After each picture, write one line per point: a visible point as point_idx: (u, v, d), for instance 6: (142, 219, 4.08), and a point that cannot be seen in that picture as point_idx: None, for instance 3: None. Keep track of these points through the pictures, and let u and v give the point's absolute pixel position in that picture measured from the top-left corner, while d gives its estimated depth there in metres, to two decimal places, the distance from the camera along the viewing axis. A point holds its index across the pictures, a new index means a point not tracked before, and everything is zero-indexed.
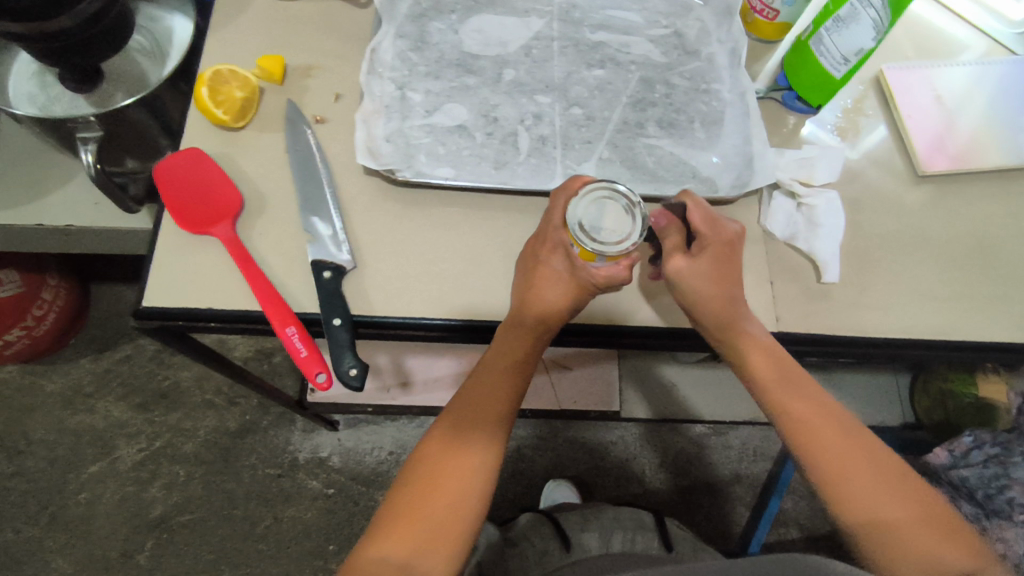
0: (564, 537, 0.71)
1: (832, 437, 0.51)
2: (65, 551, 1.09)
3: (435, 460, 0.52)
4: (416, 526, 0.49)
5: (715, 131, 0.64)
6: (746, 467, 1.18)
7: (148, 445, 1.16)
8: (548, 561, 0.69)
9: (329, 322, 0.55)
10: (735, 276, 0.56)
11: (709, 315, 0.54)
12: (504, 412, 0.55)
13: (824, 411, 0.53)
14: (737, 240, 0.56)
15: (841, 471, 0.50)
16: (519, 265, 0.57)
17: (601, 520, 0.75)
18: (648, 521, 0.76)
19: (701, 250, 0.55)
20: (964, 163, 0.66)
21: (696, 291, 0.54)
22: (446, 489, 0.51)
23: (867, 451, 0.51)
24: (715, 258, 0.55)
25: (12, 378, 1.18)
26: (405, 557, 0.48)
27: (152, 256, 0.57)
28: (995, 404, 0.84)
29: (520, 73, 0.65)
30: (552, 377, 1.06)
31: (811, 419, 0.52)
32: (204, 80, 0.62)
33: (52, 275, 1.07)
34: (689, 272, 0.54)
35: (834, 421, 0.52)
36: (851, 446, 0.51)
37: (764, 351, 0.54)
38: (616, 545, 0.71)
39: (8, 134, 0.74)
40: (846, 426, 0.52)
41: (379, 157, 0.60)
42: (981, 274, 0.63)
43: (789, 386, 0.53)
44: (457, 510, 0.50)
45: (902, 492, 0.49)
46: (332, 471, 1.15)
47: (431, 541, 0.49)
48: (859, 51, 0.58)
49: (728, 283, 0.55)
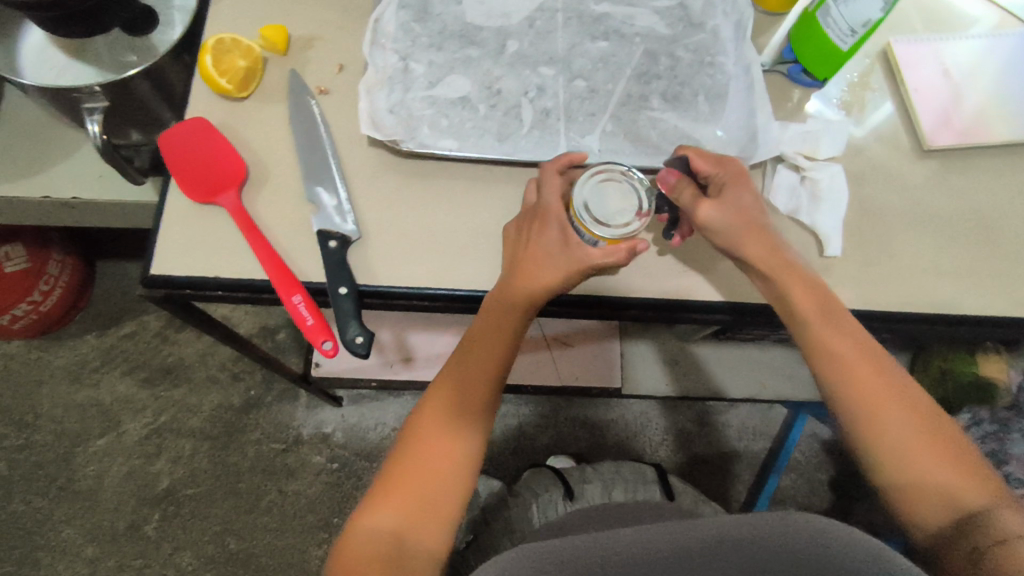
0: (567, 487, 0.72)
1: (861, 377, 0.51)
2: (74, 522, 1.11)
3: (431, 423, 0.53)
4: (410, 490, 0.50)
5: (719, 105, 0.64)
6: (747, 444, 1.19)
7: (154, 420, 1.17)
8: (552, 511, 0.70)
9: (335, 291, 0.55)
10: (760, 208, 0.56)
11: (748, 245, 0.54)
12: (497, 376, 0.55)
13: (865, 360, 0.51)
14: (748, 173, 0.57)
15: (860, 412, 0.50)
16: (508, 245, 0.57)
17: (602, 471, 0.76)
18: (649, 473, 0.76)
19: (721, 188, 0.55)
20: (969, 138, 0.66)
21: (728, 229, 0.54)
22: (439, 452, 0.52)
23: (899, 400, 0.50)
24: (738, 191, 0.55)
25: (19, 352, 1.19)
26: (400, 521, 0.49)
27: (158, 226, 0.58)
28: (995, 383, 0.84)
29: (523, 45, 0.65)
30: (553, 354, 1.06)
31: (849, 367, 0.51)
32: (208, 49, 0.61)
33: (57, 250, 1.08)
34: (718, 211, 0.54)
35: (870, 361, 0.51)
36: (889, 390, 0.50)
37: (799, 294, 0.53)
38: (616, 497, 0.73)
39: (7, 106, 0.74)
40: (882, 374, 0.51)
41: (383, 128, 0.60)
42: (983, 249, 0.63)
43: (829, 332, 0.52)
44: (451, 473, 0.52)
45: (927, 442, 0.49)
46: (336, 446, 1.17)
47: (424, 501, 0.50)
48: (865, 23, 0.58)
49: (754, 213, 0.55)
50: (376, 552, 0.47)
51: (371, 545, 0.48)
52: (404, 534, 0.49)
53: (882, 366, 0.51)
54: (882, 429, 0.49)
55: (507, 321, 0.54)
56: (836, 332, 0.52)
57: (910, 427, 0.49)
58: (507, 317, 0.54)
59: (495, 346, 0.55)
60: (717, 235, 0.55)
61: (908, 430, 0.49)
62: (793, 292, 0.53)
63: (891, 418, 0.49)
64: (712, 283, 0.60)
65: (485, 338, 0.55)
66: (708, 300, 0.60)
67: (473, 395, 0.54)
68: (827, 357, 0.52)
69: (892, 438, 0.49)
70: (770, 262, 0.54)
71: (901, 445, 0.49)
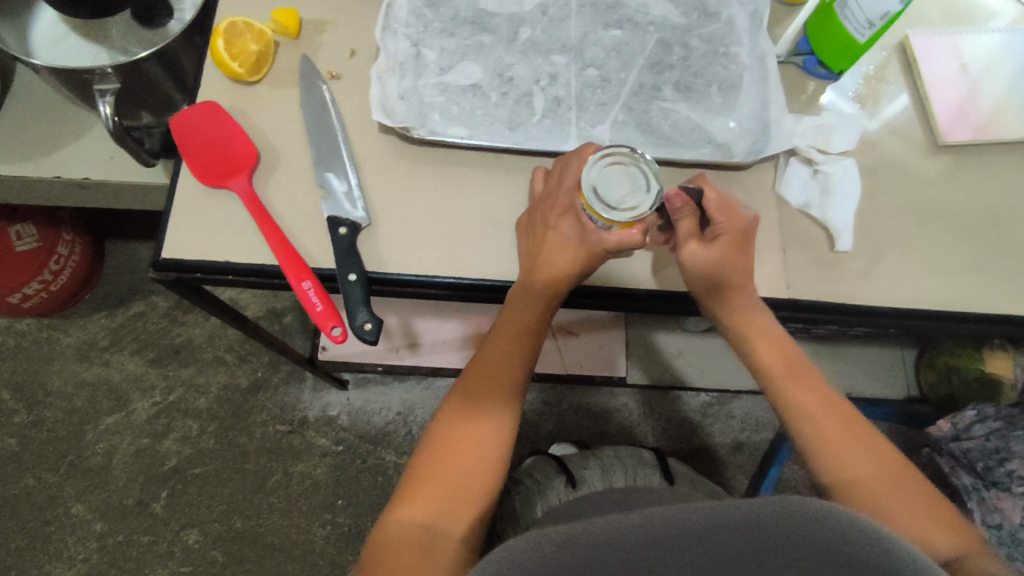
0: (568, 473, 0.73)
1: (824, 427, 0.54)
2: (83, 498, 1.13)
3: (454, 426, 0.54)
4: (437, 486, 0.51)
5: (732, 95, 0.63)
6: (749, 435, 1.20)
7: (162, 399, 1.19)
8: (554, 497, 0.71)
9: (344, 278, 0.56)
10: (746, 264, 0.57)
11: (722, 294, 0.56)
12: (518, 382, 0.57)
13: (823, 406, 0.55)
14: (752, 229, 0.57)
15: (830, 456, 0.52)
16: (520, 237, 0.58)
17: (602, 458, 0.77)
18: (648, 458, 0.77)
19: (717, 236, 0.56)
20: (984, 134, 0.65)
21: (702, 276, 0.55)
22: (464, 450, 0.52)
23: (859, 439, 0.53)
24: (732, 240, 0.56)
25: (30, 330, 1.20)
26: (429, 514, 0.49)
27: (169, 209, 0.58)
28: (1000, 379, 0.86)
29: (536, 32, 0.64)
30: (559, 343, 1.07)
31: (803, 413, 0.55)
32: (220, 32, 0.61)
33: (67, 230, 1.09)
34: (701, 257, 0.55)
35: (832, 411, 0.54)
36: (854, 433, 0.53)
37: (763, 335, 0.57)
38: (617, 481, 0.73)
39: (23, 87, 0.74)
40: (843, 419, 0.54)
41: (394, 115, 0.60)
42: (994, 246, 0.62)
43: (788, 383, 0.56)
44: (476, 472, 0.52)
45: (897, 479, 0.50)
46: (341, 429, 1.18)
47: (449, 495, 0.50)
48: (883, 15, 0.57)
49: (740, 265, 0.56)
50: (406, 543, 0.47)
51: (403, 535, 0.48)
52: (433, 528, 0.49)
53: (842, 413, 0.54)
54: (847, 468, 0.51)
55: (528, 325, 0.57)
56: (793, 383, 0.56)
57: (879, 470, 0.51)
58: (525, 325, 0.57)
59: (512, 354, 0.57)
60: (688, 277, 0.56)
61: (874, 467, 0.51)
62: (755, 350, 0.57)
63: (860, 468, 0.51)
64: None
65: (501, 347, 0.57)
66: None
67: (494, 394, 0.55)
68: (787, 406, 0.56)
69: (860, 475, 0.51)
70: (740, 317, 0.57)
71: (876, 483, 0.50)
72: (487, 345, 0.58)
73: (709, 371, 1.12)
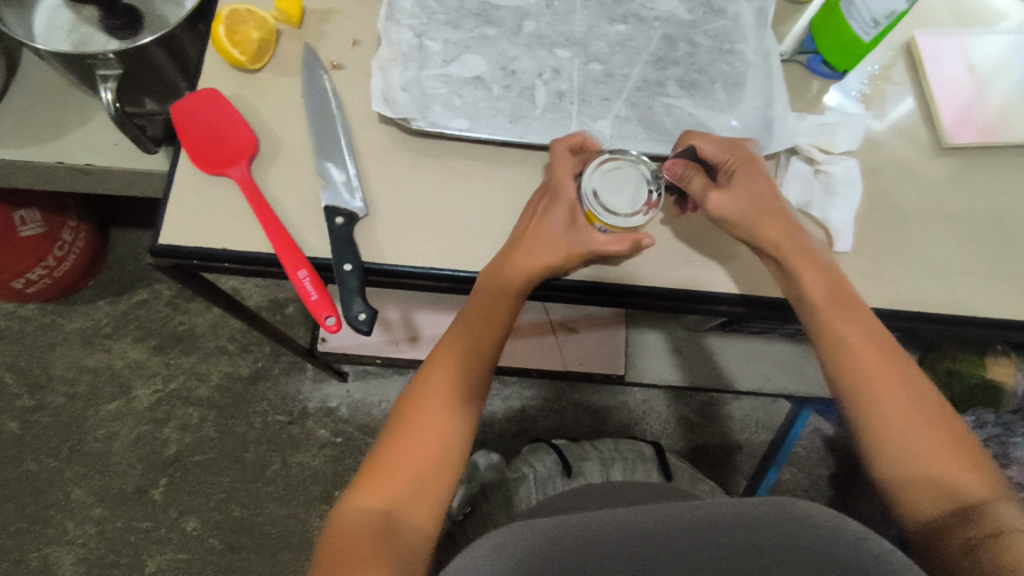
0: (567, 464, 0.74)
1: (871, 370, 0.50)
2: (84, 483, 1.14)
3: (408, 413, 0.52)
4: (398, 475, 0.50)
5: (736, 93, 0.63)
6: (749, 437, 1.19)
7: (163, 387, 1.19)
8: (551, 488, 0.72)
9: (340, 268, 0.56)
10: (775, 193, 0.56)
11: (766, 227, 0.54)
12: (482, 365, 0.55)
13: (873, 349, 0.51)
14: (756, 154, 0.58)
15: (871, 400, 0.49)
16: (521, 219, 0.57)
17: (601, 451, 0.77)
18: (648, 453, 0.77)
19: (731, 176, 0.56)
20: (990, 137, 0.64)
21: (738, 215, 0.55)
22: (426, 436, 0.51)
23: (905, 389, 0.50)
24: (749, 172, 0.56)
25: (34, 315, 1.21)
26: (389, 502, 0.48)
27: (169, 195, 0.58)
28: (1002, 385, 0.87)
29: (541, 26, 0.64)
30: (558, 339, 1.08)
31: (855, 352, 0.51)
32: (222, 19, 0.61)
33: (72, 217, 1.09)
34: (728, 198, 0.55)
35: (879, 353, 0.51)
36: (897, 376, 0.50)
37: (814, 269, 0.53)
38: (614, 474, 0.74)
39: (31, 73, 0.75)
40: (892, 365, 0.50)
41: (395, 105, 0.60)
42: (998, 250, 0.62)
43: (841, 318, 0.52)
44: (440, 458, 0.51)
45: (934, 437, 0.48)
46: (340, 421, 1.18)
47: (411, 483, 0.49)
48: (890, 14, 0.57)
49: (769, 195, 0.56)
50: (364, 533, 0.47)
51: (360, 525, 0.47)
52: (392, 518, 0.48)
53: (890, 352, 0.51)
54: (884, 416, 0.49)
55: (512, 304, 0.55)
56: (846, 320, 0.52)
57: (921, 426, 0.48)
58: (496, 304, 0.55)
59: (490, 316, 0.55)
60: (728, 222, 0.56)
61: (919, 424, 0.48)
62: (805, 282, 0.53)
63: (902, 412, 0.49)
64: (714, 275, 0.60)
65: (486, 320, 0.55)
66: (713, 291, 0.59)
67: (462, 383, 0.54)
68: (831, 336, 0.52)
69: (899, 430, 0.48)
70: (791, 248, 0.54)
71: (913, 433, 0.48)
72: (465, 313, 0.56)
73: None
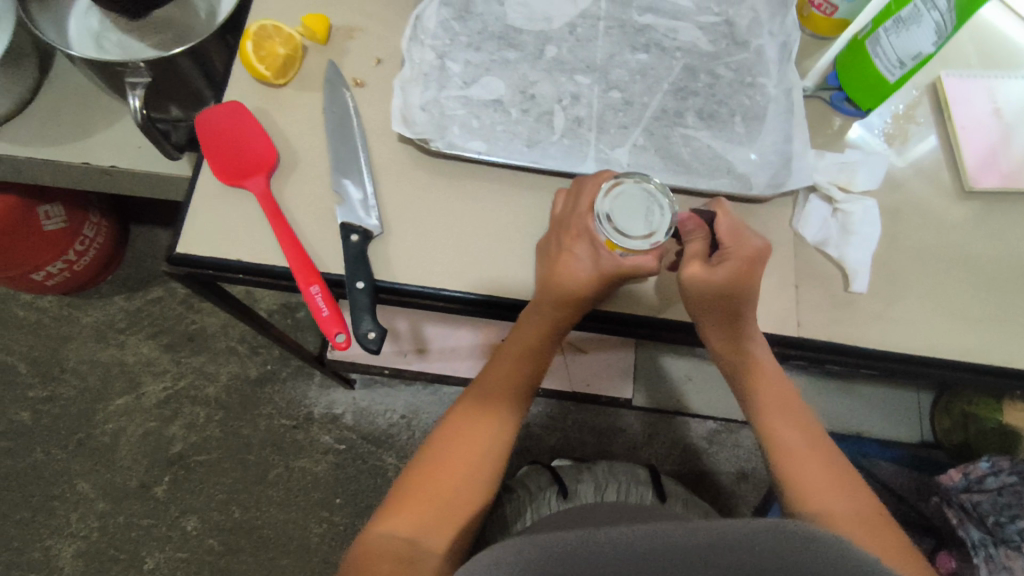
0: (561, 486, 0.73)
1: (810, 467, 0.53)
2: (88, 476, 1.15)
3: (441, 442, 0.54)
4: (423, 504, 0.51)
5: (756, 127, 0.62)
6: (754, 467, 1.17)
7: (172, 384, 1.20)
8: (545, 508, 0.71)
9: (352, 285, 0.56)
10: (752, 293, 0.54)
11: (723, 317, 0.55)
12: (514, 402, 0.57)
13: (814, 455, 0.54)
14: (761, 257, 0.54)
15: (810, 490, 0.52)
16: (541, 249, 0.58)
17: (596, 472, 0.76)
18: (641, 474, 0.77)
19: (722, 260, 0.54)
20: (1012, 182, 0.63)
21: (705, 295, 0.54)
22: (452, 468, 0.53)
23: (844, 488, 0.52)
24: (737, 267, 0.54)
25: (51, 307, 1.23)
26: (414, 527, 0.49)
27: (189, 204, 0.59)
28: (1019, 432, 0.84)
29: (562, 51, 0.64)
30: (567, 359, 1.06)
31: (794, 457, 0.54)
32: (249, 35, 0.63)
33: (93, 213, 1.11)
34: (703, 278, 0.53)
35: (819, 450, 0.55)
36: (834, 474, 0.53)
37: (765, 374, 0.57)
38: (609, 497, 0.73)
39: (61, 74, 0.76)
40: (833, 473, 0.53)
41: (413, 125, 0.61)
42: (1017, 298, 0.60)
43: (780, 426, 0.56)
44: (463, 491, 0.52)
45: (878, 526, 0.49)
46: (345, 428, 1.18)
47: (435, 513, 0.50)
48: (916, 55, 0.56)
49: (745, 292, 0.54)
50: (387, 556, 0.47)
51: (387, 547, 0.48)
52: (416, 542, 0.49)
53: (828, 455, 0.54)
54: (828, 503, 0.51)
55: (531, 346, 0.57)
56: (788, 425, 0.56)
57: (867, 523, 0.49)
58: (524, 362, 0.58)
59: (514, 373, 0.58)
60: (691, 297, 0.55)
61: (859, 519, 0.50)
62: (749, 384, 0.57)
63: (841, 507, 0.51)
64: None
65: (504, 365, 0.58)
66: None
67: (492, 416, 0.56)
68: (778, 445, 0.55)
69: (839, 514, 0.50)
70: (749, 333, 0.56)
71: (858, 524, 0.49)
72: (496, 361, 0.59)
73: (698, 394, 1.14)
